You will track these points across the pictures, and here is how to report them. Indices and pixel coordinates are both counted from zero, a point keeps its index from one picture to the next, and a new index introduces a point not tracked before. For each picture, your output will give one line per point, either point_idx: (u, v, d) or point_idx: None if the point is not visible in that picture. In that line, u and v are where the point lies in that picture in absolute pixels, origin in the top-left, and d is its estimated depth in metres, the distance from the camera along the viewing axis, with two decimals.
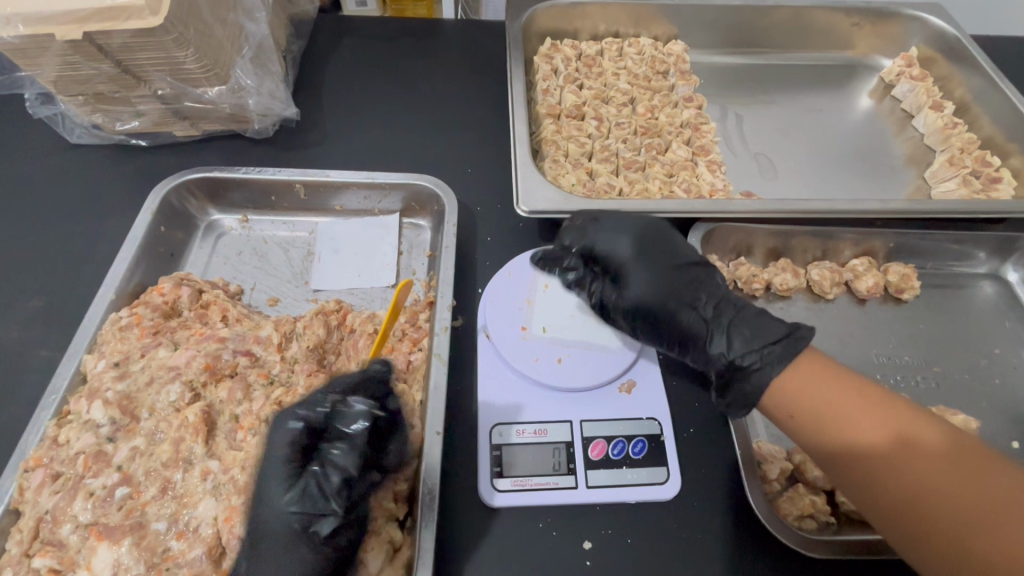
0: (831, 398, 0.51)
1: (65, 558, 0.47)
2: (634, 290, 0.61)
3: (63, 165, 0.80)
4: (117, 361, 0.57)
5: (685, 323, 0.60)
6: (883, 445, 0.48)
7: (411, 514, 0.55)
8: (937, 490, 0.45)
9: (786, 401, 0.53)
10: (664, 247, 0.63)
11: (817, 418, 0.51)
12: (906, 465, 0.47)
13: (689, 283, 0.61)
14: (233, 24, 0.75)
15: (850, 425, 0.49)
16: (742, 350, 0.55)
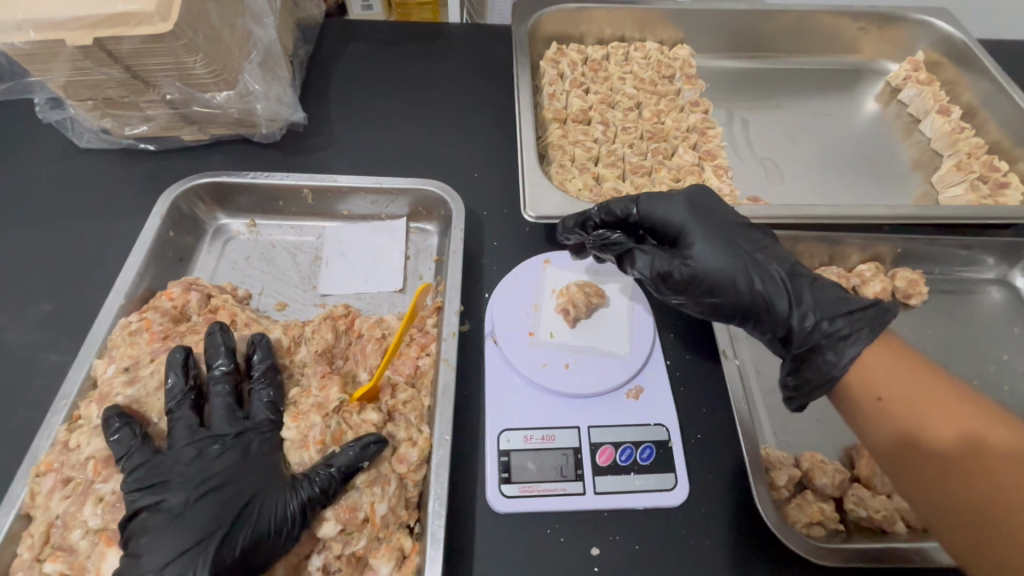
0: (907, 389, 0.51)
1: (75, 564, 0.47)
2: (710, 257, 0.59)
3: (72, 169, 0.81)
4: (127, 365, 0.58)
5: (764, 293, 0.57)
6: (951, 442, 0.48)
7: (421, 520, 0.55)
8: (1010, 490, 0.45)
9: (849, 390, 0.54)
10: (721, 214, 0.63)
11: (888, 409, 0.52)
12: (983, 466, 0.46)
13: (757, 251, 0.60)
14: (241, 29, 0.76)
15: (924, 418, 0.50)
16: (828, 316, 0.55)
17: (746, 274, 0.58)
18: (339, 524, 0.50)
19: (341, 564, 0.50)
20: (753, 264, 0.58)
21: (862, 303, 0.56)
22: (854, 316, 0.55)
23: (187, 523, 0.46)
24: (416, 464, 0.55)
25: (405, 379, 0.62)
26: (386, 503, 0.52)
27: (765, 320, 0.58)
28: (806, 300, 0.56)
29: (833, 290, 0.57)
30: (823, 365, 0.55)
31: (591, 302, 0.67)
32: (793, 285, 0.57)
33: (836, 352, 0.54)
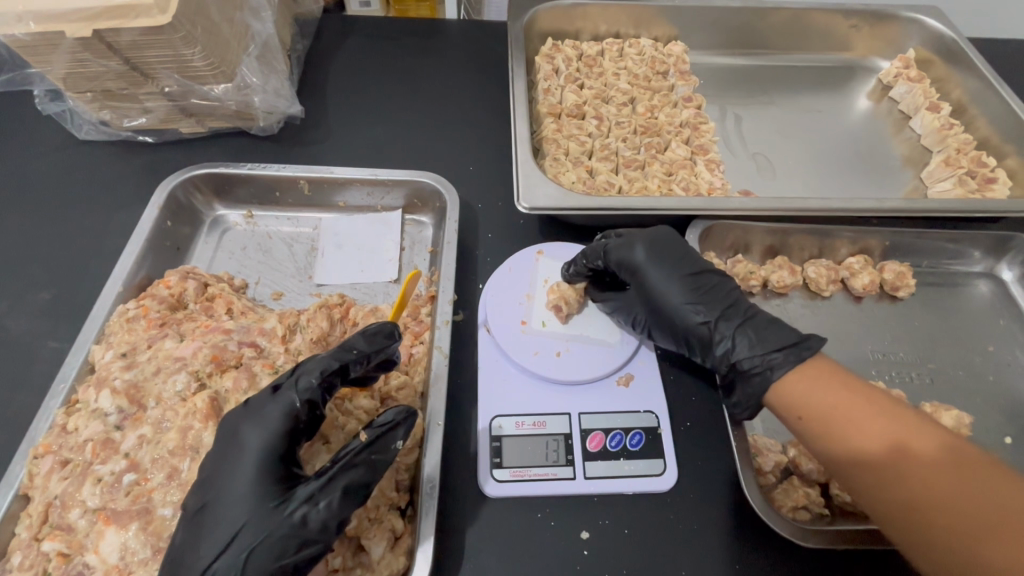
0: (830, 404, 0.51)
1: (73, 542, 0.48)
2: (655, 297, 0.62)
3: (71, 160, 0.82)
4: (124, 351, 0.58)
5: (700, 332, 0.60)
6: (874, 455, 0.48)
7: (412, 503, 0.56)
8: (932, 498, 0.45)
9: (787, 408, 0.53)
10: (679, 251, 0.63)
11: (813, 428, 0.51)
12: (909, 476, 0.46)
13: (707, 290, 0.61)
14: (239, 23, 0.77)
15: (849, 434, 0.49)
16: (748, 355, 0.56)
17: (688, 314, 0.60)
18: None
19: (333, 543, 0.51)
20: (696, 304, 0.60)
21: (788, 343, 0.56)
22: (780, 354, 0.55)
23: (230, 516, 0.45)
24: (408, 448, 0.56)
25: (398, 367, 0.63)
26: (377, 484, 0.53)
27: (702, 354, 0.61)
28: (736, 338, 0.57)
29: (766, 325, 0.57)
30: (739, 397, 0.57)
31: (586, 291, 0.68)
32: (728, 325, 0.59)
33: (751, 388, 0.56)
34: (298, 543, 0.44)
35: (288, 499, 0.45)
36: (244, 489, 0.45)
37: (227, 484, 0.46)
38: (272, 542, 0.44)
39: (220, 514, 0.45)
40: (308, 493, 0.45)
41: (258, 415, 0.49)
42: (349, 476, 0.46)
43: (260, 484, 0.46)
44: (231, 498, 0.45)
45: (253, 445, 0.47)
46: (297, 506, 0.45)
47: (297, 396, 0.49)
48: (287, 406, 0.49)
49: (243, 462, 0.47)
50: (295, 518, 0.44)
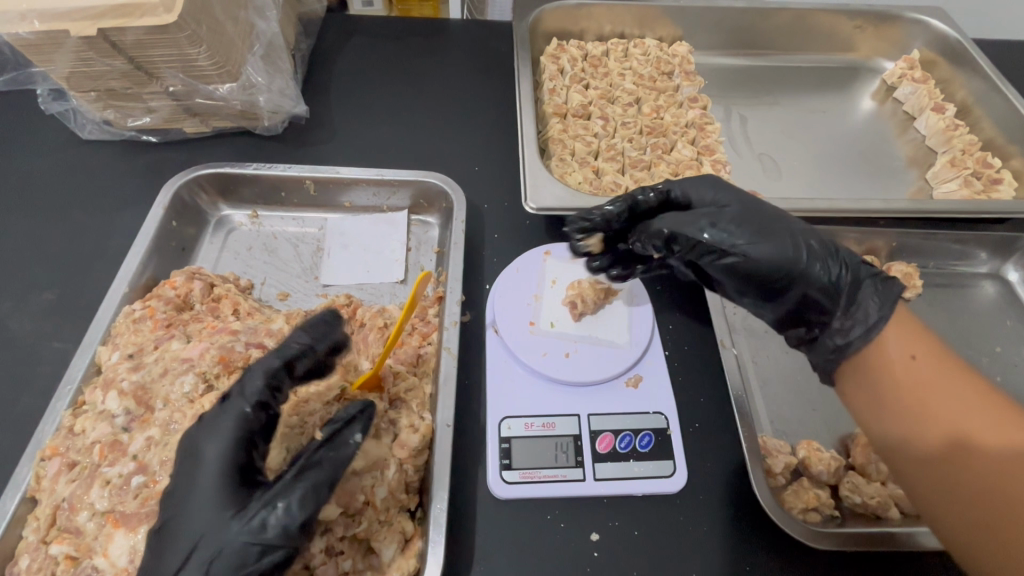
0: (917, 381, 0.50)
1: (82, 545, 0.48)
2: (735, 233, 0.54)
3: (75, 160, 0.81)
4: (131, 352, 0.58)
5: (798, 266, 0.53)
6: (952, 441, 0.48)
7: (422, 504, 0.56)
8: (1003, 491, 0.45)
9: (878, 365, 0.52)
10: (732, 194, 0.59)
11: (895, 404, 0.51)
12: (992, 469, 0.46)
13: (778, 227, 0.55)
14: (244, 22, 0.76)
15: (942, 410, 0.49)
16: (869, 300, 0.54)
17: (782, 251, 0.53)
18: (341, 506, 0.49)
19: (343, 545, 0.50)
20: (781, 238, 0.53)
21: (880, 275, 0.56)
22: (865, 286, 0.54)
23: (190, 527, 0.42)
24: (418, 450, 0.56)
25: (407, 368, 0.63)
26: (387, 486, 0.52)
27: (797, 287, 0.53)
28: (845, 276, 0.54)
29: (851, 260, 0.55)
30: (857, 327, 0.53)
31: (596, 291, 0.67)
32: (825, 257, 0.54)
33: (853, 327, 0.53)
34: (260, 556, 0.42)
35: (247, 504, 0.43)
36: (200, 504, 0.43)
37: (185, 500, 0.43)
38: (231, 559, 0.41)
39: (180, 530, 0.42)
40: (265, 496, 0.43)
41: (213, 424, 0.45)
42: (310, 481, 0.44)
43: (216, 490, 0.43)
44: (188, 509, 0.43)
45: (209, 456, 0.44)
46: (258, 517, 0.42)
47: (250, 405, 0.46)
48: (241, 413, 0.45)
49: (199, 474, 0.44)
50: (253, 530, 0.42)
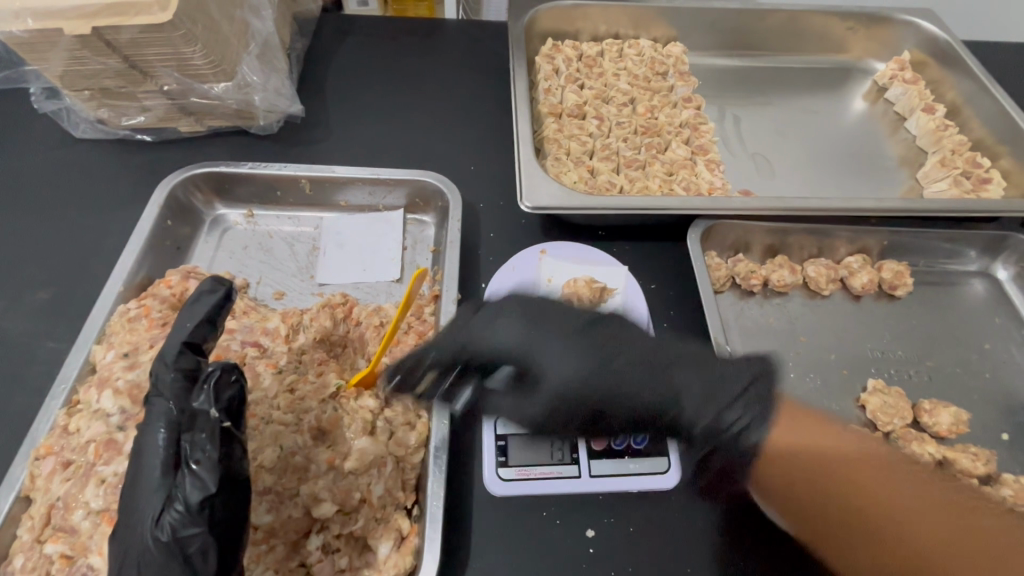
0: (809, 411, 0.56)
1: (76, 544, 0.47)
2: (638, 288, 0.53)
3: (68, 159, 0.81)
4: (126, 351, 0.58)
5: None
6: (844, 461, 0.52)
7: (418, 503, 0.55)
8: (911, 544, 0.48)
9: (780, 451, 0.53)
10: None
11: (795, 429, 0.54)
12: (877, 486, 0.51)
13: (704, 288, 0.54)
14: (239, 21, 0.76)
15: (842, 460, 0.52)
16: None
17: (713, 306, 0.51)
18: (336, 504, 0.51)
19: (340, 543, 0.51)
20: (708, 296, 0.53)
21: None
22: None
23: (135, 523, 0.41)
24: (414, 448, 0.56)
25: None
26: (383, 484, 0.53)
27: None
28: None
29: None
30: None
31: (593, 290, 0.68)
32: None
33: None
34: (176, 539, 0.40)
35: (170, 502, 0.41)
36: (140, 493, 0.42)
37: (129, 493, 0.43)
38: (160, 544, 0.40)
39: (128, 521, 0.42)
40: (182, 499, 0.41)
41: (148, 417, 0.45)
42: (218, 451, 0.42)
43: (147, 488, 0.42)
44: (132, 507, 0.42)
45: (149, 448, 0.43)
46: (177, 495, 0.41)
47: (197, 399, 0.44)
48: (164, 407, 0.44)
49: (139, 468, 0.43)
50: (173, 513, 0.40)
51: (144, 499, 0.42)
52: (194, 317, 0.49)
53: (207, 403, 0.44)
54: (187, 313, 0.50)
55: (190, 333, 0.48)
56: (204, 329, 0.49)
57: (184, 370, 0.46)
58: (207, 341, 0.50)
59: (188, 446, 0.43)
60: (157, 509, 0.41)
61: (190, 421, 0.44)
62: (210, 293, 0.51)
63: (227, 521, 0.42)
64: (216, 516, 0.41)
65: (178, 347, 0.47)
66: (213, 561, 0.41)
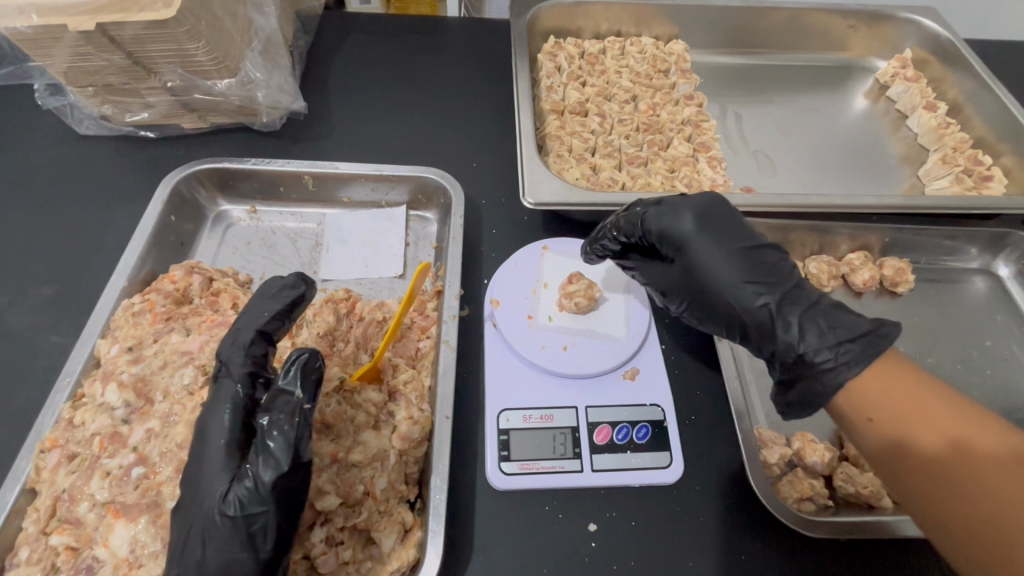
0: (869, 387, 0.49)
1: (82, 536, 0.48)
2: (704, 261, 0.58)
3: (72, 155, 0.81)
4: (130, 345, 0.58)
5: (756, 313, 0.55)
6: (935, 448, 0.45)
7: (421, 496, 0.56)
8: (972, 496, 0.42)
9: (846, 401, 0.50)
10: (734, 227, 0.59)
11: (859, 417, 0.49)
12: (973, 475, 0.43)
13: (764, 271, 0.56)
14: (243, 18, 0.76)
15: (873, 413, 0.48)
16: (820, 346, 0.51)
17: (742, 287, 0.56)
18: (340, 496, 0.51)
19: (343, 536, 0.51)
20: (757, 266, 0.57)
21: (864, 328, 0.51)
22: (858, 343, 0.50)
23: (200, 498, 0.43)
24: (418, 442, 0.56)
25: (406, 361, 0.64)
26: (386, 478, 0.53)
27: (754, 329, 0.56)
28: (804, 327, 0.52)
29: (839, 309, 0.53)
30: (795, 383, 0.53)
31: (592, 298, 0.66)
32: (793, 303, 0.54)
33: (817, 384, 0.51)
34: (243, 516, 0.42)
35: (238, 481, 0.43)
36: (207, 471, 0.44)
37: (194, 469, 0.44)
38: (227, 519, 0.42)
39: (189, 497, 0.44)
40: (250, 479, 0.42)
41: (214, 400, 0.46)
42: (295, 432, 0.44)
43: (214, 465, 0.44)
44: (196, 482, 0.44)
45: (216, 428, 0.45)
46: (247, 473, 0.43)
47: (282, 378, 0.46)
48: (232, 391, 0.46)
49: (205, 447, 0.45)
50: (243, 490, 0.42)
51: (211, 476, 0.43)
52: (272, 308, 0.51)
53: (291, 385, 0.46)
54: (267, 303, 0.52)
55: (265, 323, 0.50)
56: (278, 320, 0.51)
57: (253, 358, 0.48)
58: (277, 331, 0.51)
59: (265, 426, 0.44)
60: (225, 485, 0.43)
61: (266, 405, 0.45)
62: (291, 289, 0.53)
63: (293, 501, 0.43)
64: (282, 496, 0.43)
65: (252, 334, 0.49)
66: (273, 539, 0.43)
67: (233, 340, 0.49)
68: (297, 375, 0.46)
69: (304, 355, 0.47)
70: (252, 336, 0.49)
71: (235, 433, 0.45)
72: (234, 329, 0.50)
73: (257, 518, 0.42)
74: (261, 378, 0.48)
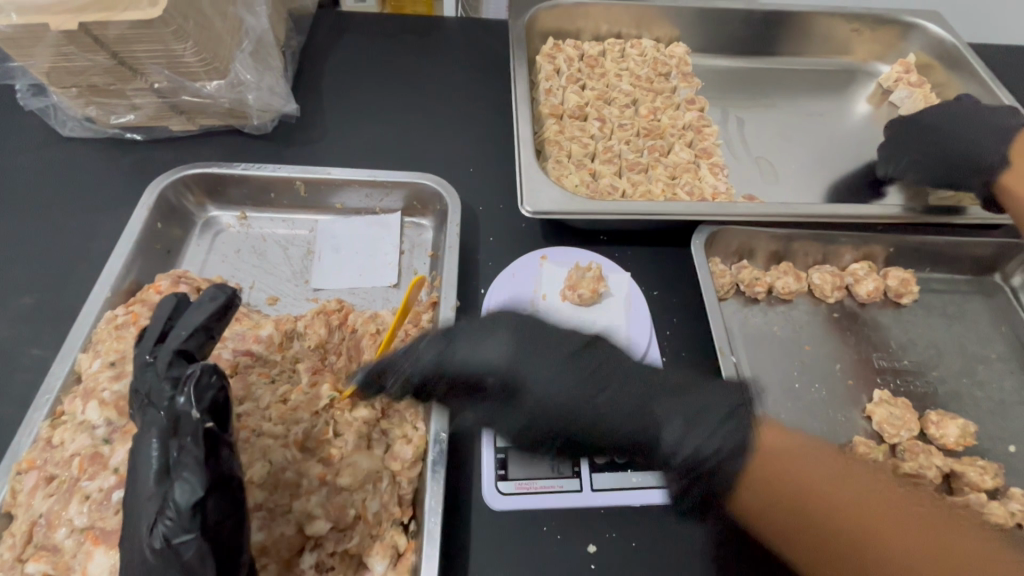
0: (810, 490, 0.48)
1: (60, 564, 0.46)
2: None
3: (56, 158, 0.79)
4: (113, 360, 0.56)
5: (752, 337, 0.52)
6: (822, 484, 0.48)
7: (415, 518, 0.54)
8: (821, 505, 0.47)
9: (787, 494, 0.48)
10: None
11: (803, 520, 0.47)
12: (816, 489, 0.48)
13: None
14: (233, 17, 0.74)
15: (799, 471, 0.48)
16: None
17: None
18: (331, 521, 0.49)
19: (334, 561, 0.50)
20: None
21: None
22: None
23: (135, 530, 0.41)
24: (411, 462, 0.54)
25: None
26: (379, 500, 0.52)
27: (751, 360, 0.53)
28: None
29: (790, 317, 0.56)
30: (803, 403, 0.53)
31: (597, 290, 0.66)
32: None
33: None
34: (170, 547, 0.39)
35: (160, 514, 0.40)
36: (139, 502, 0.41)
37: (130, 501, 0.42)
38: (157, 553, 0.39)
39: (129, 529, 0.42)
40: (168, 512, 0.39)
41: (142, 430, 0.43)
42: (204, 451, 0.41)
43: (143, 499, 0.41)
44: (131, 513, 0.41)
45: (142, 459, 0.42)
46: (168, 503, 0.40)
47: (179, 399, 0.42)
48: (155, 419, 0.43)
49: (136, 477, 0.42)
50: (165, 522, 0.39)
51: (139, 509, 0.41)
52: (188, 326, 0.47)
53: (190, 405, 0.42)
54: (183, 321, 0.48)
55: (183, 342, 0.47)
56: (197, 337, 0.47)
57: (172, 380, 0.45)
58: (200, 348, 0.48)
59: (177, 452, 0.41)
60: (151, 518, 0.40)
61: (172, 428, 0.42)
62: (212, 300, 0.49)
63: (223, 526, 0.41)
64: (206, 522, 0.40)
65: (169, 357, 0.46)
66: (211, 567, 0.40)
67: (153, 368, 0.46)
68: (196, 395, 0.42)
69: (204, 371, 0.43)
70: (170, 357, 0.45)
71: (157, 461, 0.41)
72: (151, 358, 0.46)
73: (185, 549, 0.39)
74: None
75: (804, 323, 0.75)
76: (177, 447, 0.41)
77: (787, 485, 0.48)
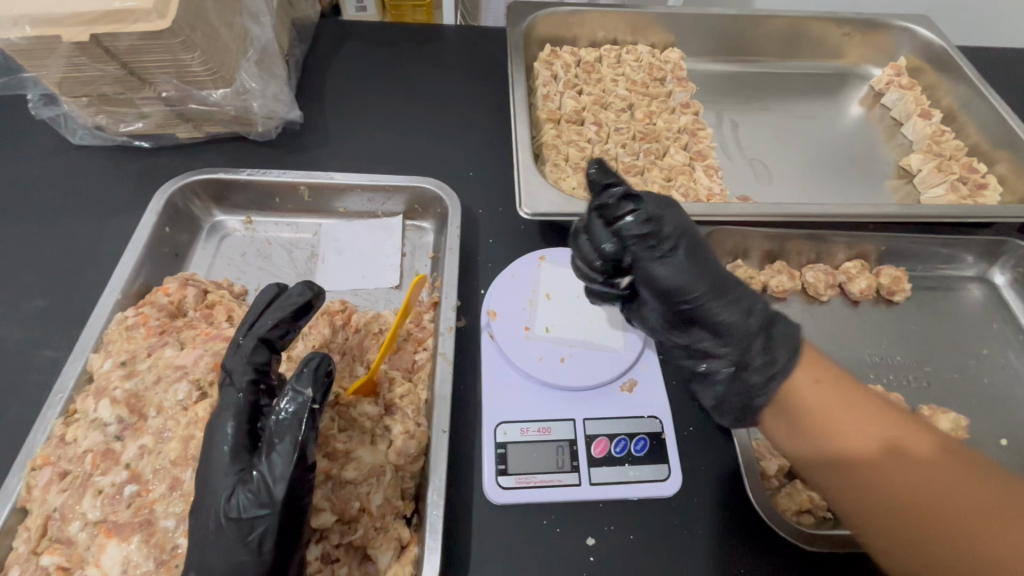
0: (857, 467, 0.49)
1: (74, 556, 0.47)
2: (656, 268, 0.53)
3: (66, 165, 0.81)
4: (124, 359, 0.58)
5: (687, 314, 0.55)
6: (836, 451, 0.50)
7: (418, 511, 0.56)
8: (880, 485, 0.48)
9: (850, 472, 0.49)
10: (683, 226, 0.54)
11: (848, 490, 0.49)
12: (856, 470, 0.49)
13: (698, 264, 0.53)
14: (238, 27, 0.76)
15: (831, 431, 0.50)
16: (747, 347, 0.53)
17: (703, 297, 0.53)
18: (336, 513, 0.51)
19: (339, 552, 0.51)
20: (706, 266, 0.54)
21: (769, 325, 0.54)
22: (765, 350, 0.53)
23: (209, 499, 0.44)
24: (414, 456, 0.56)
25: (402, 374, 0.64)
26: (382, 493, 0.53)
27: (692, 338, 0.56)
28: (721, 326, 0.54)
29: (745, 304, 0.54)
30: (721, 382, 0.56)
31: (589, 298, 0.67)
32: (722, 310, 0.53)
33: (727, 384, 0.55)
34: (246, 519, 0.43)
35: (241, 484, 0.44)
36: (214, 475, 0.45)
37: (200, 477, 0.45)
38: (230, 521, 0.43)
39: (200, 500, 0.45)
40: (254, 483, 0.43)
41: (219, 409, 0.47)
42: (301, 435, 0.45)
43: (223, 471, 0.45)
44: (201, 486, 0.45)
45: (219, 436, 0.46)
46: (252, 478, 0.44)
47: (293, 381, 0.46)
48: (235, 400, 0.47)
49: (211, 451, 0.46)
50: (246, 494, 0.43)
51: (218, 480, 0.44)
52: (275, 316, 0.51)
53: (300, 387, 0.46)
54: (272, 310, 0.52)
55: (269, 330, 0.51)
56: (281, 329, 0.51)
57: (255, 366, 0.49)
58: (282, 339, 0.52)
59: (272, 431, 0.45)
60: (231, 488, 0.44)
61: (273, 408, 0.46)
62: (298, 296, 0.53)
63: (294, 507, 0.44)
64: (283, 499, 0.43)
65: (253, 344, 0.50)
66: (275, 543, 0.43)
67: (237, 352, 0.50)
68: (307, 381, 0.46)
69: (315, 363, 0.47)
70: (254, 345, 0.49)
71: (237, 439, 0.46)
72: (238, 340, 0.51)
73: (263, 520, 0.43)
74: (262, 385, 0.49)
75: (799, 321, 0.76)
76: (273, 427, 0.45)
77: (834, 470, 0.50)
